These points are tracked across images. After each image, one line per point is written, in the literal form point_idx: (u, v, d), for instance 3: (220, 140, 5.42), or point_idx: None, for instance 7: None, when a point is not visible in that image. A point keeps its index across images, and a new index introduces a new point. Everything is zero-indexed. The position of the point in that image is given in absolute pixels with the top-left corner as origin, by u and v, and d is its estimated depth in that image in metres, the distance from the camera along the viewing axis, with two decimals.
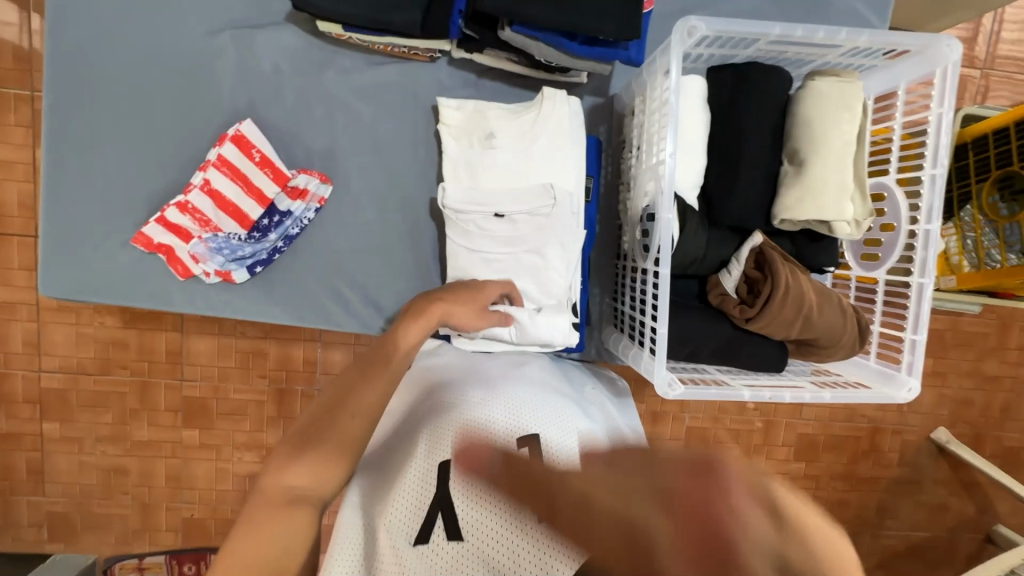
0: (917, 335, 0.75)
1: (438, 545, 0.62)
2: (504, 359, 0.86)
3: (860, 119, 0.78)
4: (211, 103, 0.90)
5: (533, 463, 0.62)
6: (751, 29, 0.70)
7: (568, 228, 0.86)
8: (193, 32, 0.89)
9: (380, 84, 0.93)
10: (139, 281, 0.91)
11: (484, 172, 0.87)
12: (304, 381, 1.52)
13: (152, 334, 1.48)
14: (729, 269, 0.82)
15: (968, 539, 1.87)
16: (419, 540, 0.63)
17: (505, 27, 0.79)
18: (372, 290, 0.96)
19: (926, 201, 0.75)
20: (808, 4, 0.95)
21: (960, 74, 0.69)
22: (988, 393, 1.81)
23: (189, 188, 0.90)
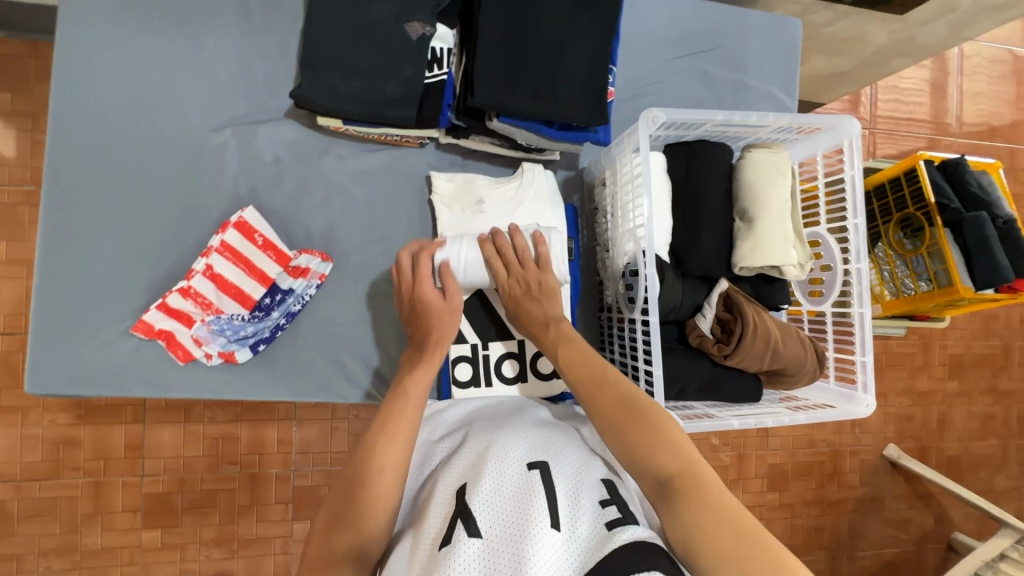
0: (866, 357, 0.87)
1: (459, 548, 0.60)
2: (512, 406, 0.89)
3: (791, 180, 0.94)
4: (212, 192, 0.95)
5: (541, 480, 0.67)
6: (700, 116, 0.84)
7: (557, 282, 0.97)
8: (196, 129, 0.95)
9: (374, 168, 1.02)
10: (134, 370, 0.90)
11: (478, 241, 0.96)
12: (278, 463, 1.48)
13: (111, 428, 1.41)
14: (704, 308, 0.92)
15: (930, 549, 2.01)
16: (442, 546, 0.61)
17: (493, 119, 0.90)
18: (373, 359, 1.00)
19: (854, 245, 0.90)
20: (733, 88, 1.15)
21: (863, 145, 0.86)
22: (924, 407, 2.01)
23: (190, 273, 0.92)
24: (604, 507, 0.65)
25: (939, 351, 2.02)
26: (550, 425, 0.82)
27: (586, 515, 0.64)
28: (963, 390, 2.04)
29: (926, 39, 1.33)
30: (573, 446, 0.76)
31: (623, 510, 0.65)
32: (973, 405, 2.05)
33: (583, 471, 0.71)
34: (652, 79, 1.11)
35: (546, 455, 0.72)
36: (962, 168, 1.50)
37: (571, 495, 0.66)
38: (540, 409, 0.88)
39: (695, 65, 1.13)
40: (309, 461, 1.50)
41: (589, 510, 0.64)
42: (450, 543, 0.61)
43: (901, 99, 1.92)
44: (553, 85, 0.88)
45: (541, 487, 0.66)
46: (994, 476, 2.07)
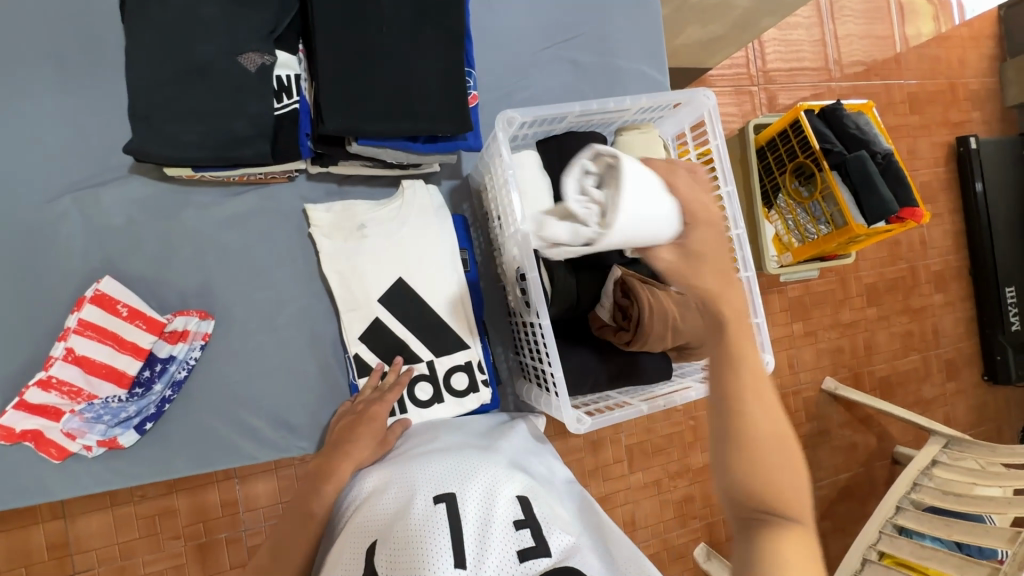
0: (757, 318, 0.91)
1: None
2: (428, 432, 0.87)
3: (665, 157, 0.95)
4: (60, 269, 0.86)
5: (446, 516, 0.65)
6: (558, 110, 0.83)
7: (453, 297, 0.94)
8: (26, 203, 0.85)
9: (243, 211, 0.95)
10: (5, 480, 0.82)
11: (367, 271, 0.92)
12: (227, 526, 1.39)
13: (26, 532, 1.29)
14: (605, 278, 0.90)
15: (878, 466, 2.15)
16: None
17: (352, 143, 0.86)
18: (281, 411, 0.95)
19: (731, 211, 0.92)
20: (606, 70, 1.15)
21: (721, 115, 0.88)
22: (850, 337, 2.13)
23: (49, 362, 0.83)
24: (516, 533, 0.65)
25: (854, 283, 2.15)
26: (465, 445, 0.80)
27: (497, 546, 0.64)
28: (881, 315, 2.18)
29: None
30: (488, 465, 0.74)
31: (536, 535, 0.66)
32: (892, 326, 2.20)
33: (494, 492, 0.70)
34: (522, 74, 1.10)
35: (455, 483, 0.70)
36: (839, 113, 1.60)
37: (481, 526, 0.65)
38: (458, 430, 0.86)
39: (564, 54, 1.12)
40: (259, 517, 1.41)
41: (501, 539, 0.64)
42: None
43: (782, 53, 2.00)
44: (408, 99, 0.85)
45: (445, 525, 0.65)
46: (922, 387, 2.22)
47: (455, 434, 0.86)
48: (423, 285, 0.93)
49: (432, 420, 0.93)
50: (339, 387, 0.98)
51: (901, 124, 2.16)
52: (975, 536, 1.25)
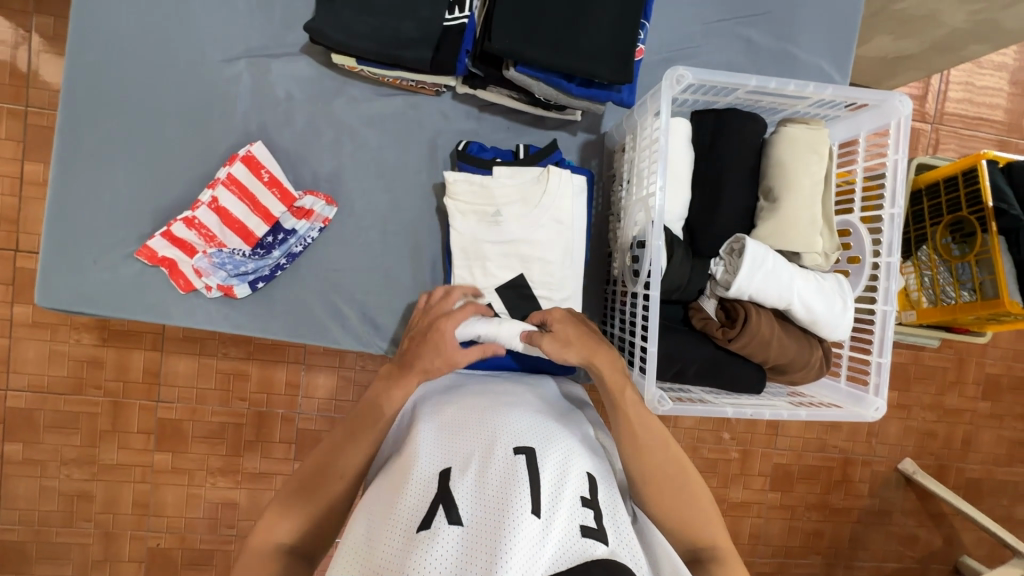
0: (883, 358, 0.81)
1: (438, 533, 0.58)
2: (493, 387, 0.87)
3: (827, 162, 0.87)
4: (221, 125, 0.94)
5: (526, 467, 0.65)
6: (730, 80, 0.78)
7: (563, 249, 0.93)
8: (209, 58, 0.93)
9: (386, 113, 0.99)
10: (139, 294, 0.92)
11: (486, 208, 0.92)
12: (285, 404, 1.52)
13: (130, 352, 1.47)
14: (714, 264, 0.86)
15: (934, 569, 1.95)
16: (421, 527, 0.59)
17: (510, 68, 0.86)
18: (371, 308, 0.99)
19: (887, 237, 0.83)
20: (779, 59, 1.06)
21: (912, 128, 0.78)
22: (949, 425, 1.91)
23: (197, 204, 0.93)
24: (582, 509, 0.64)
25: (975, 369, 1.90)
26: (538, 409, 0.79)
27: (565, 513, 0.62)
28: (995, 413, 1.92)
29: (1011, 25, 1.18)
30: (564, 437, 0.73)
31: (599, 518, 0.64)
32: (1004, 429, 1.93)
33: (567, 464, 0.69)
34: (688, 43, 1.04)
35: (534, 442, 0.70)
36: None
37: (553, 488, 0.65)
38: (527, 392, 0.85)
39: (738, 31, 1.04)
40: (313, 406, 1.52)
41: (570, 508, 0.63)
42: (430, 526, 0.59)
43: (971, 94, 1.76)
44: (577, 36, 0.83)
45: (524, 474, 0.64)
46: (1015, 504, 1.96)
47: (524, 395, 0.84)
48: (538, 237, 0.91)
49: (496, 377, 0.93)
50: None
51: None
52: None
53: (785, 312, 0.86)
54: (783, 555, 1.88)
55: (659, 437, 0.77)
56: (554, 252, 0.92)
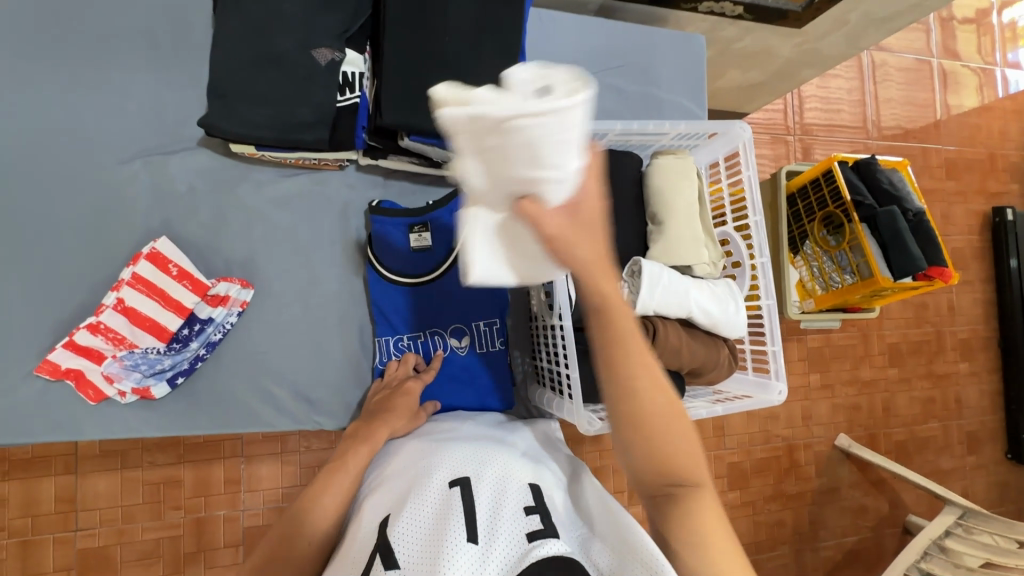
0: (776, 346, 0.92)
1: None
2: (446, 425, 0.91)
3: (697, 183, 0.99)
4: (122, 225, 0.93)
5: (460, 497, 0.68)
6: (599, 126, 0.89)
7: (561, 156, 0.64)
8: (102, 162, 0.93)
9: (294, 192, 1.02)
10: (43, 414, 0.86)
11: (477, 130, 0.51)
12: (226, 504, 1.42)
13: (39, 481, 1.34)
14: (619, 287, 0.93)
15: (889, 534, 2.08)
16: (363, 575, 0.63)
17: (404, 138, 0.92)
18: (303, 385, 0.98)
19: (757, 240, 0.95)
20: (646, 100, 1.21)
21: (754, 148, 0.92)
22: (869, 396, 2.10)
23: (101, 309, 0.89)
24: (526, 516, 0.66)
25: (878, 341, 2.12)
26: (479, 440, 0.82)
27: (504, 529, 0.64)
28: (903, 377, 2.14)
29: (830, 51, 1.44)
30: (501, 459, 0.76)
31: (546, 519, 0.66)
32: (914, 390, 2.15)
33: (505, 482, 0.72)
34: None
35: (470, 472, 0.72)
36: (873, 167, 1.61)
37: (492, 509, 0.67)
38: (477, 428, 0.88)
39: (607, 81, 1.19)
40: (258, 499, 1.43)
41: (511, 519, 0.65)
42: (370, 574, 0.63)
43: (821, 108, 2.05)
44: None
45: (457, 505, 0.67)
46: (941, 457, 2.16)
47: (474, 429, 0.87)
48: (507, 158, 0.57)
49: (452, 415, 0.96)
50: (361, 370, 1.01)
51: (937, 188, 2.17)
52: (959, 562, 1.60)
53: (688, 319, 0.94)
54: (754, 552, 1.94)
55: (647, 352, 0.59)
56: None
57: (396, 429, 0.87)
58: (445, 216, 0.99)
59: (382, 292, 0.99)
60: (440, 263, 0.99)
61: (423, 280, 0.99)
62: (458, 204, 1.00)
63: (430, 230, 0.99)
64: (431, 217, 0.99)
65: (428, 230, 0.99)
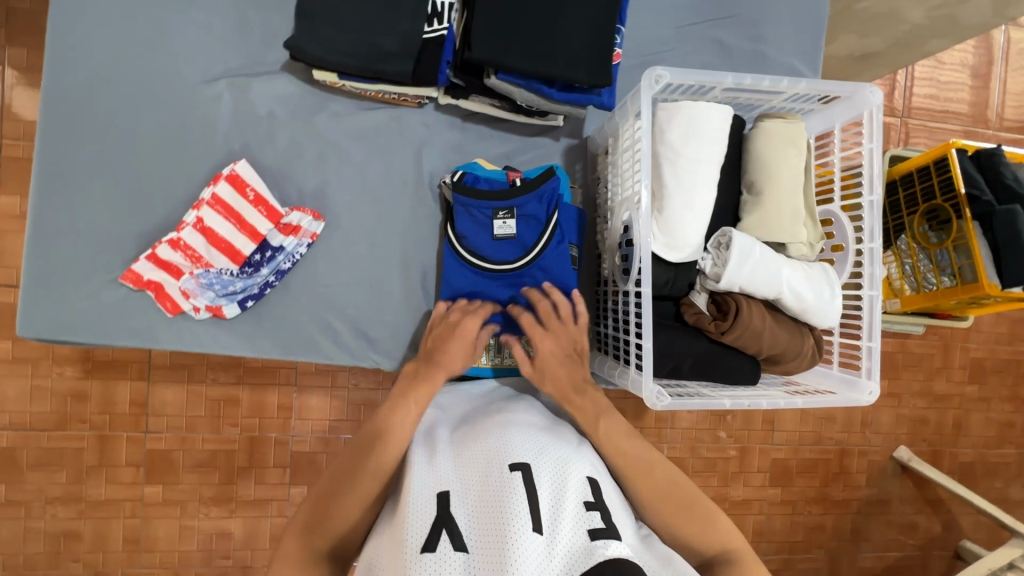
0: (872, 342, 0.83)
1: (443, 557, 0.57)
2: (494, 401, 0.87)
3: (806, 154, 0.88)
4: (205, 145, 0.94)
5: (524, 482, 0.63)
6: (707, 78, 0.80)
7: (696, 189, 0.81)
8: (189, 78, 0.93)
9: (370, 127, 0.99)
10: (124, 319, 0.90)
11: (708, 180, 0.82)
12: (278, 428, 1.49)
13: (116, 383, 1.44)
14: (701, 259, 0.87)
15: (937, 556, 1.96)
16: (426, 549, 0.58)
17: (490, 76, 0.87)
18: (362, 322, 0.98)
19: (869, 223, 0.84)
20: (751, 57, 1.09)
21: (884, 117, 0.80)
22: (940, 410, 1.93)
23: (181, 226, 0.92)
24: (588, 512, 0.64)
25: (960, 354, 1.93)
26: (534, 421, 0.78)
27: (568, 526, 0.61)
28: (983, 396, 1.96)
29: (970, 19, 1.23)
30: (561, 449, 0.71)
31: (606, 519, 0.64)
32: (993, 411, 1.97)
33: (565, 473, 0.68)
34: (662, 45, 1.06)
35: (530, 456, 0.68)
36: (997, 159, 1.40)
37: (554, 500, 0.63)
38: (525, 405, 0.84)
39: (710, 33, 1.07)
40: (306, 427, 1.49)
41: (574, 516, 0.62)
42: (436, 549, 0.58)
43: (938, 89, 1.82)
44: (555, 42, 0.84)
45: (522, 490, 0.62)
46: (1010, 486, 1.99)
47: (524, 408, 0.82)
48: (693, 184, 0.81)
49: (498, 392, 0.92)
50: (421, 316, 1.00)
51: None
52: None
53: (775, 302, 0.87)
54: (788, 551, 1.87)
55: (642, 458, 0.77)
56: (696, 180, 0.81)
57: (446, 342, 0.86)
58: (532, 201, 0.92)
59: (459, 275, 0.93)
60: (527, 252, 0.92)
61: (506, 270, 0.93)
62: (548, 190, 0.92)
63: (514, 218, 0.92)
64: (517, 203, 0.91)
65: (513, 217, 0.92)
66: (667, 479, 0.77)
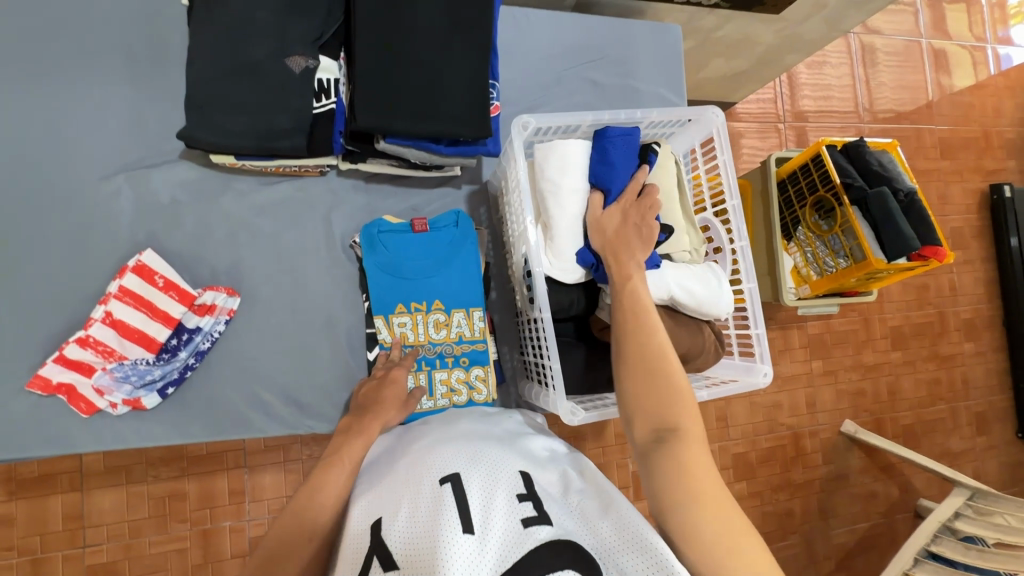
0: (759, 329, 0.92)
1: None
2: (438, 417, 0.84)
3: (676, 171, 0.99)
4: (108, 240, 0.94)
5: (452, 490, 0.61)
6: (571, 118, 0.89)
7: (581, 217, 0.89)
8: (84, 178, 0.94)
9: (276, 199, 1.03)
10: (36, 428, 0.87)
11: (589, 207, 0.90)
12: (231, 515, 1.42)
13: (45, 499, 1.35)
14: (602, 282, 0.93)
15: (900, 519, 2.06)
16: None
17: (380, 140, 0.93)
18: (292, 390, 0.99)
19: (736, 225, 0.95)
20: (624, 93, 1.21)
21: (728, 133, 0.92)
22: (873, 380, 2.08)
23: (89, 323, 0.91)
24: (520, 504, 0.61)
25: (878, 324, 2.10)
26: (470, 432, 0.75)
27: (500, 519, 0.58)
28: (907, 359, 2.12)
29: (810, 36, 1.43)
30: (493, 451, 0.69)
31: (540, 507, 0.61)
32: (919, 372, 2.13)
33: (494, 471, 0.65)
34: (545, 92, 1.17)
35: (461, 465, 0.65)
36: (862, 149, 1.59)
37: (484, 497, 0.61)
38: (459, 418, 0.81)
39: (586, 76, 1.19)
40: (262, 509, 1.44)
41: (504, 509, 0.60)
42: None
43: (811, 94, 2.04)
44: (434, 103, 0.92)
45: (450, 499, 0.60)
46: (950, 439, 2.13)
47: (461, 422, 0.79)
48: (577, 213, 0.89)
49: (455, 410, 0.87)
50: (351, 375, 1.02)
51: (932, 169, 2.15)
52: (981, 526, 1.50)
53: (672, 305, 0.94)
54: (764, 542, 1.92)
55: (653, 349, 0.71)
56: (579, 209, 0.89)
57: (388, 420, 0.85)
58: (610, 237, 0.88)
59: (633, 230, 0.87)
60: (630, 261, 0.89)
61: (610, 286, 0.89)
62: (466, 271, 1.01)
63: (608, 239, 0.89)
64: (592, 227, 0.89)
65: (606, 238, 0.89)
66: (665, 379, 0.69)
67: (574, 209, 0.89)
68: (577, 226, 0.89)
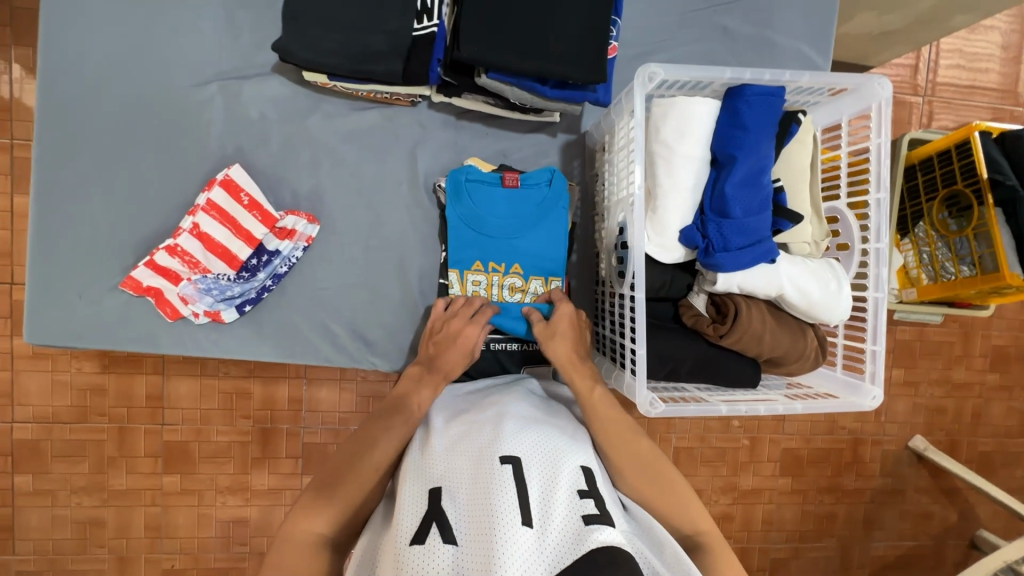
0: (876, 346, 0.81)
1: (432, 549, 0.57)
2: (494, 386, 0.86)
3: (812, 148, 0.85)
4: (198, 150, 0.94)
5: (515, 474, 0.63)
6: (703, 74, 0.77)
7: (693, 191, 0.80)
8: (180, 84, 0.92)
9: (362, 127, 0.98)
10: (126, 324, 0.92)
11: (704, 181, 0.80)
12: (289, 420, 1.45)
13: (132, 378, 1.40)
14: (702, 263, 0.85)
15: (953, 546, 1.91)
16: (415, 542, 0.58)
17: (482, 75, 0.85)
18: (359, 324, 0.99)
19: (874, 223, 0.81)
20: (757, 43, 1.03)
21: (891, 109, 0.77)
22: (957, 399, 1.85)
23: (178, 232, 0.92)
24: (581, 501, 0.63)
25: (981, 341, 1.84)
26: (530, 413, 0.76)
27: (560, 514, 0.61)
28: (1004, 384, 1.87)
29: None
30: (554, 441, 0.70)
31: (600, 506, 0.64)
32: (1014, 400, 1.88)
33: (555, 462, 0.67)
34: (664, 35, 1.02)
35: (524, 450, 0.67)
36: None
37: (547, 488, 0.63)
38: (514, 390, 0.82)
39: (715, 20, 1.03)
40: (317, 419, 1.46)
41: (566, 504, 0.62)
42: (424, 542, 0.58)
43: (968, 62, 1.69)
44: (547, 38, 0.81)
45: (511, 481, 0.62)
46: None
47: (518, 397, 0.80)
48: (690, 186, 0.79)
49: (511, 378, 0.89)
50: (418, 319, 1.00)
51: None
52: None
53: (779, 301, 0.84)
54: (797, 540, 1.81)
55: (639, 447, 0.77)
56: (693, 182, 0.79)
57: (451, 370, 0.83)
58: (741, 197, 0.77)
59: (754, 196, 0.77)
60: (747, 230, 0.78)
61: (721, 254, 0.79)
62: (553, 230, 0.94)
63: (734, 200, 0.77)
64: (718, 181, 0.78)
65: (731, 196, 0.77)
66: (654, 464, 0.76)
67: (688, 181, 0.79)
68: (687, 200, 0.80)
